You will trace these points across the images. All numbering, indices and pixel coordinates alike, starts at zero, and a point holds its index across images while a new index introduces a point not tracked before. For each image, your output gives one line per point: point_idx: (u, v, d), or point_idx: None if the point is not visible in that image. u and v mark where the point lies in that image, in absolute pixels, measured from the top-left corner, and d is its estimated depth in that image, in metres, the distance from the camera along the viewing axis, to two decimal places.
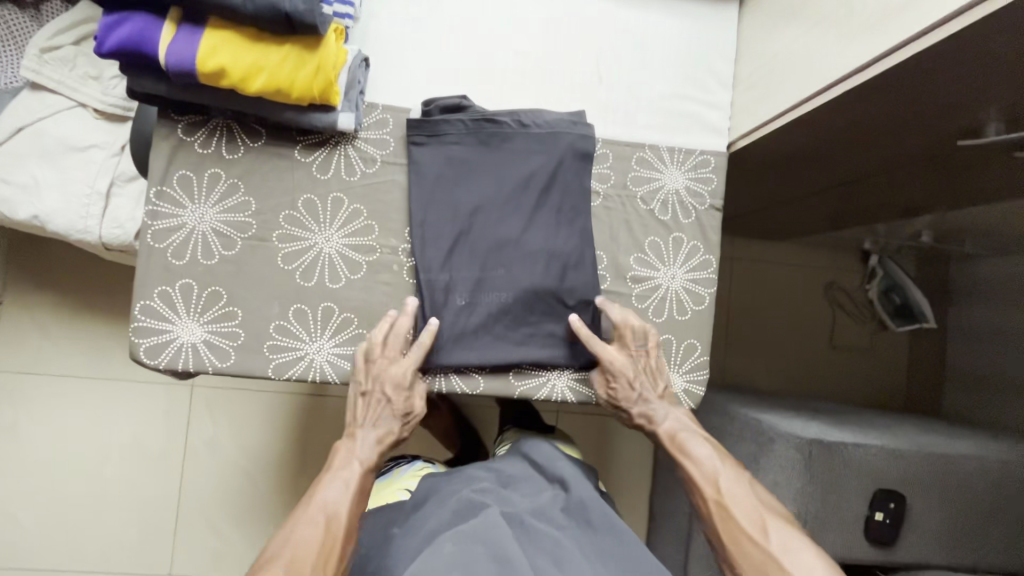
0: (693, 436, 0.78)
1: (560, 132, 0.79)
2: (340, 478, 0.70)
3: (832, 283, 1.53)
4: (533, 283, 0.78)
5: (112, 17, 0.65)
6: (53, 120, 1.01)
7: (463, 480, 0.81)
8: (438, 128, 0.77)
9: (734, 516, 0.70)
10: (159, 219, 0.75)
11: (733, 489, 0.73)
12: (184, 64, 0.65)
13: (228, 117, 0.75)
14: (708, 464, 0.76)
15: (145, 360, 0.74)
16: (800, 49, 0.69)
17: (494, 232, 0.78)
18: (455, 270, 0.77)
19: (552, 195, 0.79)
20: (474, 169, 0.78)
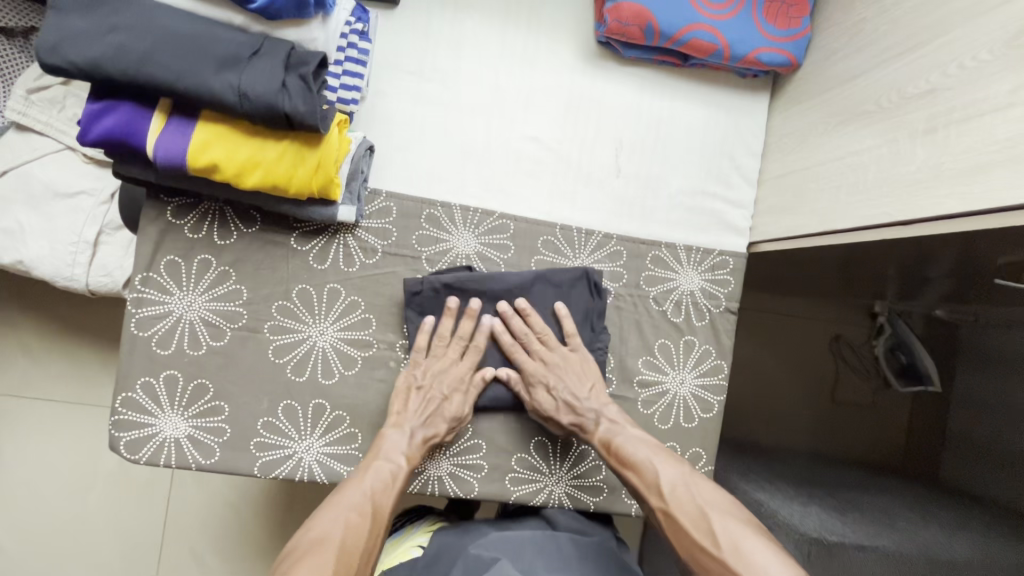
0: (634, 441, 0.71)
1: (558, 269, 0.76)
2: (385, 473, 0.67)
3: (837, 337, 1.29)
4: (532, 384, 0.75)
5: (98, 104, 0.59)
6: (40, 163, 0.96)
7: (473, 532, 0.77)
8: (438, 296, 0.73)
9: (683, 527, 0.64)
10: (144, 307, 0.71)
11: (683, 497, 0.66)
12: (175, 159, 0.61)
13: (222, 202, 0.71)
14: (653, 471, 0.68)
15: (124, 453, 0.71)
16: (836, 172, 0.64)
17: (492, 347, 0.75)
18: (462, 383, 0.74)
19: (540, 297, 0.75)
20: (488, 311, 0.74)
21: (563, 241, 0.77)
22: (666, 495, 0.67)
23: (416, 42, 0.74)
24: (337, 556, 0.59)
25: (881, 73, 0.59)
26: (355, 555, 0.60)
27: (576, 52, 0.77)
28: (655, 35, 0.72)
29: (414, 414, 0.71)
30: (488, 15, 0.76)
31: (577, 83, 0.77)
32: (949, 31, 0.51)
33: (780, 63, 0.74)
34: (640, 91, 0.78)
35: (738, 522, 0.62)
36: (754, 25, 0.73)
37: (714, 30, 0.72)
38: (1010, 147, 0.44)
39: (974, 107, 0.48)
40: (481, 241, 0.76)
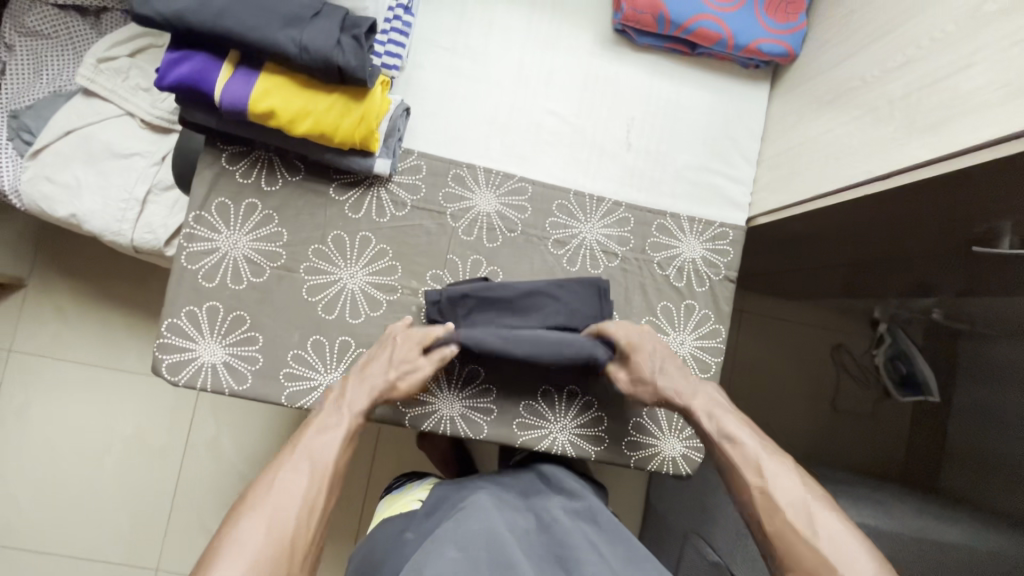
0: (733, 420, 0.74)
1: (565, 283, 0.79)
2: (332, 428, 0.70)
3: (839, 346, 1.32)
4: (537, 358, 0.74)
5: (176, 53, 0.68)
6: (102, 125, 1.06)
7: (469, 488, 0.81)
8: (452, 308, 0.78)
9: (778, 504, 0.64)
10: (194, 242, 0.78)
11: (779, 477, 0.66)
12: (238, 104, 0.69)
13: (272, 152, 0.79)
14: (752, 449, 0.70)
15: (165, 375, 0.77)
16: (827, 144, 0.71)
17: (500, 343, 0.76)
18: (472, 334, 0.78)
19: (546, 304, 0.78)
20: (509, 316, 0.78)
21: (575, 206, 0.84)
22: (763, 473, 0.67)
23: (451, 22, 0.83)
24: (268, 517, 0.59)
25: (864, 54, 0.67)
26: (290, 509, 0.61)
27: (595, 40, 0.86)
28: (666, 23, 0.80)
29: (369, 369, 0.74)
30: (517, 4, 0.85)
31: (593, 65, 0.86)
32: (923, 11, 0.59)
33: (779, 53, 0.82)
34: (650, 78, 0.86)
35: (834, 513, 0.63)
36: (756, 18, 0.81)
37: (719, 20, 0.80)
38: (971, 99, 0.51)
39: (942, 71, 0.55)
40: (500, 201, 0.83)
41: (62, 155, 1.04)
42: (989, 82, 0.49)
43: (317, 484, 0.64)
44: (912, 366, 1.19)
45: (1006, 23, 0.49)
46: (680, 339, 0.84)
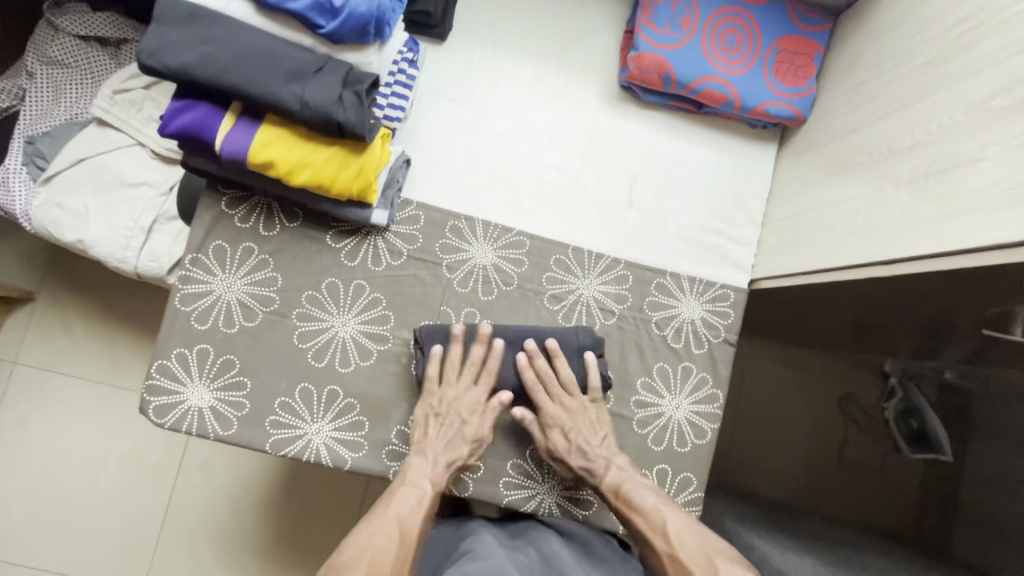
0: (637, 487, 0.74)
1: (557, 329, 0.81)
2: (412, 500, 0.70)
3: (846, 396, 1.17)
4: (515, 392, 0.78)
5: (181, 102, 0.69)
6: (113, 155, 1.08)
7: (467, 528, 0.78)
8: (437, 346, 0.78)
9: (689, 571, 0.66)
10: (189, 284, 0.78)
11: (687, 538, 0.69)
12: (238, 154, 0.69)
13: (271, 197, 0.80)
14: (655, 514, 0.71)
15: (152, 417, 0.77)
16: (832, 216, 0.69)
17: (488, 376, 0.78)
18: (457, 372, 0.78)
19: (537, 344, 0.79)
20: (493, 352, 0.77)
21: (573, 261, 0.83)
22: (673, 540, 0.69)
23: (456, 73, 0.83)
24: None
25: (872, 129, 0.66)
26: None
27: (601, 93, 0.86)
28: (672, 83, 0.80)
29: (433, 439, 0.75)
30: (523, 54, 0.85)
31: (597, 119, 0.85)
32: (932, 95, 0.58)
33: (786, 116, 0.81)
34: (655, 133, 0.86)
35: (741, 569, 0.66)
36: (764, 80, 0.80)
37: (727, 82, 0.79)
38: (976, 198, 0.50)
39: (952, 160, 0.54)
40: (497, 254, 0.82)
41: (74, 183, 1.06)
42: (998, 181, 0.48)
43: (404, 554, 0.66)
44: (924, 422, 1.11)
45: (1016, 123, 0.47)
46: (674, 400, 0.82)
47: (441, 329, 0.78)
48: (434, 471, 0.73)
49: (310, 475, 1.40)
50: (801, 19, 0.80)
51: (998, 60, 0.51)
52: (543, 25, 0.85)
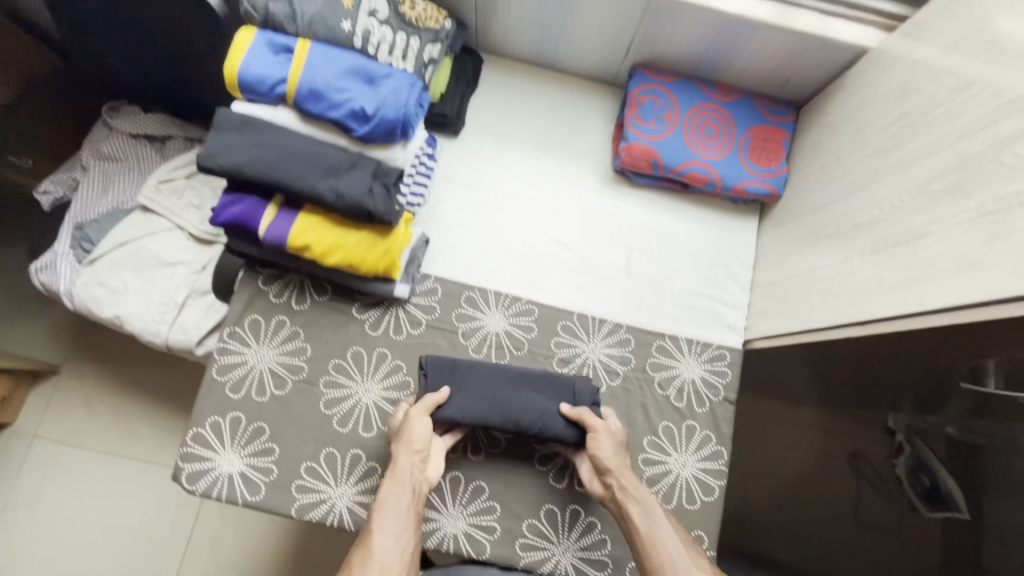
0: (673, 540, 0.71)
1: (559, 377, 0.83)
2: (379, 529, 0.70)
3: None
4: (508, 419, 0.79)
5: (230, 196, 0.79)
6: (154, 238, 1.18)
7: None
8: (443, 371, 0.81)
9: None
10: (225, 355, 0.85)
11: None
12: (279, 239, 0.79)
13: (303, 275, 0.88)
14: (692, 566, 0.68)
15: (184, 483, 0.81)
16: (812, 283, 0.77)
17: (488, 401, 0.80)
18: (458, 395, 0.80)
19: (536, 382, 0.82)
20: (494, 393, 0.79)
21: (579, 327, 0.90)
22: None
23: (469, 162, 0.94)
24: None
25: (836, 207, 0.76)
26: None
27: (597, 176, 0.97)
28: (660, 167, 0.91)
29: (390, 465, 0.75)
30: (528, 146, 0.96)
31: (596, 199, 0.96)
32: (881, 179, 0.68)
33: (763, 193, 0.91)
34: (647, 210, 0.96)
35: None
36: (741, 163, 0.91)
37: (708, 166, 0.90)
38: (929, 267, 0.59)
39: (906, 234, 0.62)
40: (509, 321, 0.89)
41: (116, 263, 1.16)
42: (946, 254, 0.57)
43: None
44: None
45: (952, 204, 0.57)
46: (680, 457, 0.86)
47: (447, 362, 0.82)
48: (395, 496, 0.73)
49: (318, 547, 1.39)
50: (769, 111, 0.92)
51: (931, 152, 0.61)
52: (543, 120, 0.97)
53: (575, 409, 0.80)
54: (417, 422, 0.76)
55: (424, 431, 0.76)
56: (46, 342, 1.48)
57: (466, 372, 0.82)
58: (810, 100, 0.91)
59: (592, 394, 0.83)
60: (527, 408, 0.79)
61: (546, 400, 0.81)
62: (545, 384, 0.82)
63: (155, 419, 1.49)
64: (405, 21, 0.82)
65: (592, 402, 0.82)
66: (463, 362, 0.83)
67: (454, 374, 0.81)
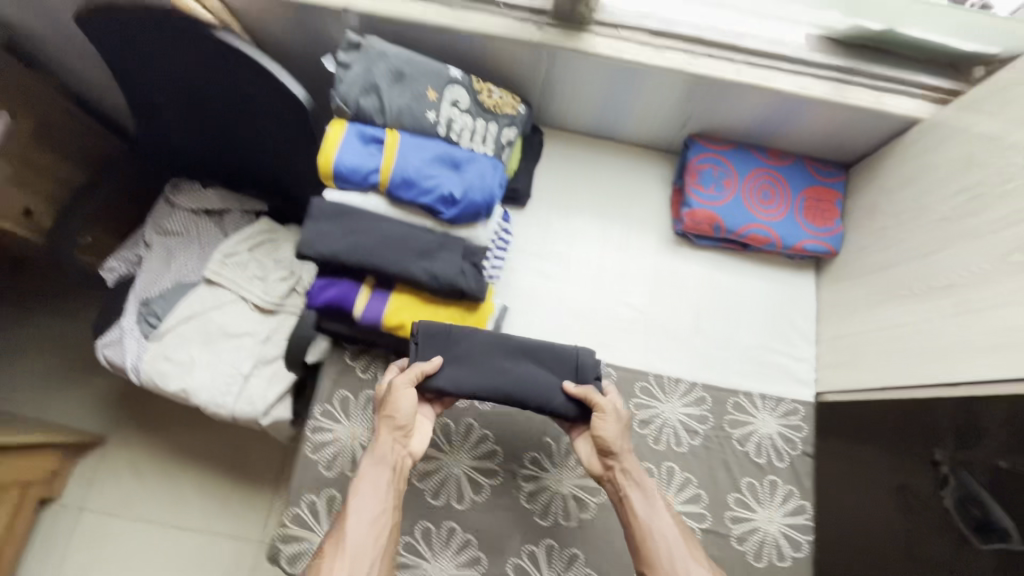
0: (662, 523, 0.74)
1: (558, 348, 0.82)
2: (356, 508, 0.71)
3: None
4: (503, 392, 0.78)
5: (324, 280, 0.83)
6: (219, 310, 1.21)
7: None
8: (436, 338, 0.80)
9: None
10: (318, 433, 0.87)
11: None
12: (375, 319, 0.82)
13: (388, 350, 0.91)
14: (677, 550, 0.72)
15: (284, 565, 0.82)
16: (887, 340, 0.81)
17: (482, 374, 0.79)
18: (452, 366, 0.79)
19: (531, 353, 0.80)
20: (489, 367, 0.79)
21: (656, 387, 0.93)
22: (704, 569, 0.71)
23: (538, 232, 0.99)
24: None
25: (906, 268, 0.80)
26: None
27: (659, 239, 1.01)
28: (722, 230, 0.96)
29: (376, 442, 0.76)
30: (591, 213, 1.01)
31: (660, 261, 1.00)
32: (954, 246, 0.73)
33: (822, 251, 0.96)
34: (709, 269, 1.00)
35: None
36: (798, 224, 0.96)
37: (769, 228, 0.95)
38: (1018, 333, 0.63)
39: (989, 301, 0.67)
40: None
41: (183, 337, 1.19)
42: None
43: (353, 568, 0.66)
44: None
45: None
46: (766, 513, 0.88)
47: (442, 329, 0.80)
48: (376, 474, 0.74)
49: None
50: (820, 174, 0.98)
51: (1010, 224, 0.67)
52: (604, 189, 1.03)
53: (579, 387, 0.80)
54: (403, 398, 0.76)
55: (409, 406, 0.76)
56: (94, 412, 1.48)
57: (462, 341, 0.80)
58: (858, 161, 0.97)
59: (597, 370, 0.82)
60: (529, 384, 0.79)
61: (547, 375, 0.80)
62: (547, 357, 0.81)
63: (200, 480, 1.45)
64: (484, 108, 0.87)
65: (595, 377, 0.81)
66: (459, 330, 0.80)
67: (448, 342, 0.79)
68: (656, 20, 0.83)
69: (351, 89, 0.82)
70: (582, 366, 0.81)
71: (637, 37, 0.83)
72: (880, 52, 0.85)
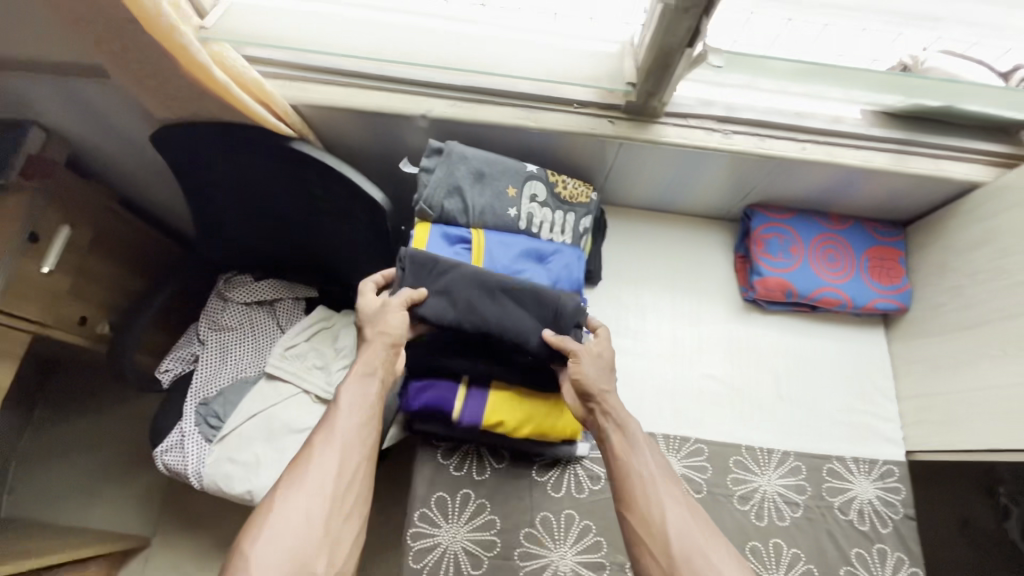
0: (642, 455, 0.75)
1: (541, 291, 0.82)
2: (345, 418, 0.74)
3: (965, 522, 1.25)
4: (482, 326, 0.80)
5: (420, 382, 0.84)
6: (281, 405, 1.18)
7: None
8: (419, 272, 0.81)
9: (670, 541, 0.67)
10: (418, 539, 0.84)
11: (678, 510, 0.70)
12: (476, 418, 0.82)
13: (480, 445, 0.90)
14: (657, 483, 0.72)
15: None
16: (987, 399, 0.82)
17: (462, 308, 0.80)
18: (435, 297, 0.80)
19: (511, 290, 0.81)
20: (468, 300, 0.80)
21: (750, 459, 0.92)
22: (675, 499, 0.72)
23: (611, 309, 1.00)
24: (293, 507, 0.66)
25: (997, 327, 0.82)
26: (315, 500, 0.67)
27: (729, 307, 1.03)
28: (795, 295, 0.97)
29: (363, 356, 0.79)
30: (660, 286, 1.03)
31: (734, 329, 1.01)
32: None
33: (893, 308, 0.98)
34: (782, 332, 1.02)
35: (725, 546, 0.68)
36: (867, 284, 0.98)
37: (840, 290, 0.97)
38: None
39: None
40: (684, 464, 0.91)
41: (246, 437, 1.15)
42: None
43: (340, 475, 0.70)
44: None
45: None
46: None
47: (428, 259, 0.82)
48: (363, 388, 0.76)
49: None
50: (880, 234, 1.01)
51: None
52: (670, 260, 1.05)
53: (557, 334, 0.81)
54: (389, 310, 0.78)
55: (398, 323, 0.78)
56: (137, 516, 1.47)
57: (446, 273, 0.81)
58: (915, 219, 1.01)
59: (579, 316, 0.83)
60: (507, 321, 0.80)
61: (526, 316, 0.81)
62: (529, 299, 0.81)
63: None
64: (560, 200, 0.90)
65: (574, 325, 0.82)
66: (444, 261, 0.82)
67: (432, 273, 0.81)
68: (721, 107, 0.88)
69: (435, 193, 0.85)
70: (561, 307, 0.82)
71: (704, 124, 0.87)
72: (935, 123, 0.89)
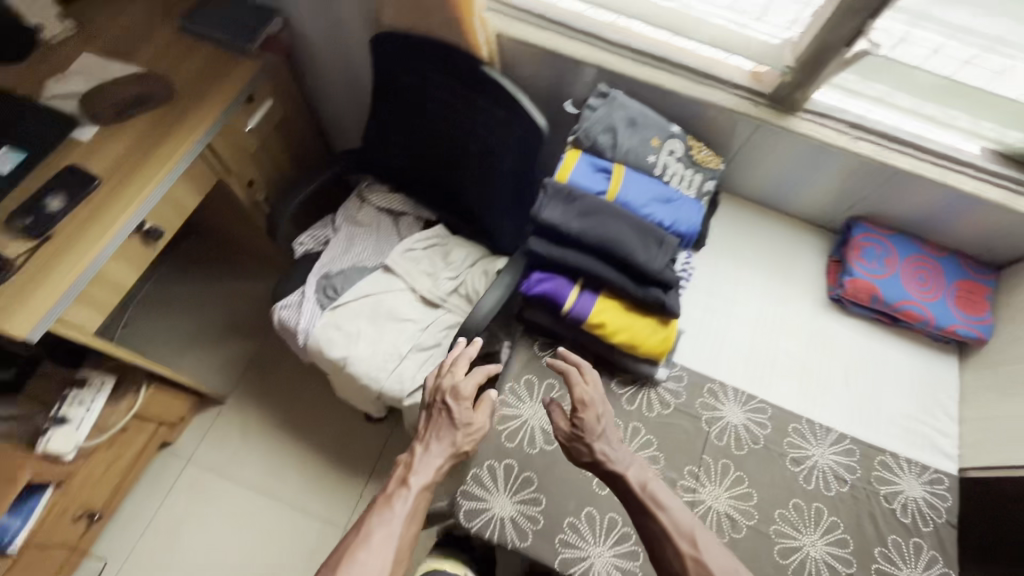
0: (657, 484, 0.83)
1: (650, 227, 0.96)
2: (402, 503, 0.80)
3: None
4: (602, 244, 0.93)
5: (542, 274, 0.98)
6: (391, 295, 1.35)
7: None
8: (554, 195, 0.96)
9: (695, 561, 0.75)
10: (505, 406, 0.98)
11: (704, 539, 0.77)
12: (583, 313, 0.95)
13: (572, 347, 1.03)
14: (679, 518, 0.79)
15: (461, 519, 0.89)
16: None
17: (586, 227, 0.94)
18: (565, 216, 0.95)
19: (628, 220, 0.95)
20: (594, 223, 0.94)
21: (808, 431, 1.00)
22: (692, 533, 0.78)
23: (708, 273, 1.12)
24: None
25: None
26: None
27: (815, 300, 1.12)
28: (881, 301, 1.06)
29: (430, 433, 0.89)
30: (756, 266, 1.14)
31: (815, 320, 1.10)
32: None
33: (972, 337, 1.04)
34: (860, 335, 1.10)
35: None
36: (951, 309, 1.06)
37: (923, 307, 1.06)
38: None
39: None
40: (746, 415, 1.00)
41: (355, 311, 1.32)
42: None
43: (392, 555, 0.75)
44: None
45: None
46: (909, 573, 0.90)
47: (564, 189, 0.97)
48: (422, 473, 0.84)
49: None
50: (974, 270, 1.09)
51: None
52: (768, 248, 1.16)
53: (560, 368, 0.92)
54: (458, 379, 0.91)
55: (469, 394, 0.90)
56: (217, 375, 1.61)
57: (576, 200, 0.96)
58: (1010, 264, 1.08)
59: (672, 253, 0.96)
60: (623, 243, 0.93)
61: (638, 244, 0.94)
62: (643, 230, 0.95)
63: (302, 459, 1.53)
64: (694, 162, 1.05)
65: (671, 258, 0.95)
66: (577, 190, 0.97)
67: (568, 197, 0.96)
68: (853, 115, 1.01)
69: (594, 126, 1.01)
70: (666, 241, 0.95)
71: (835, 126, 1.01)
72: None
